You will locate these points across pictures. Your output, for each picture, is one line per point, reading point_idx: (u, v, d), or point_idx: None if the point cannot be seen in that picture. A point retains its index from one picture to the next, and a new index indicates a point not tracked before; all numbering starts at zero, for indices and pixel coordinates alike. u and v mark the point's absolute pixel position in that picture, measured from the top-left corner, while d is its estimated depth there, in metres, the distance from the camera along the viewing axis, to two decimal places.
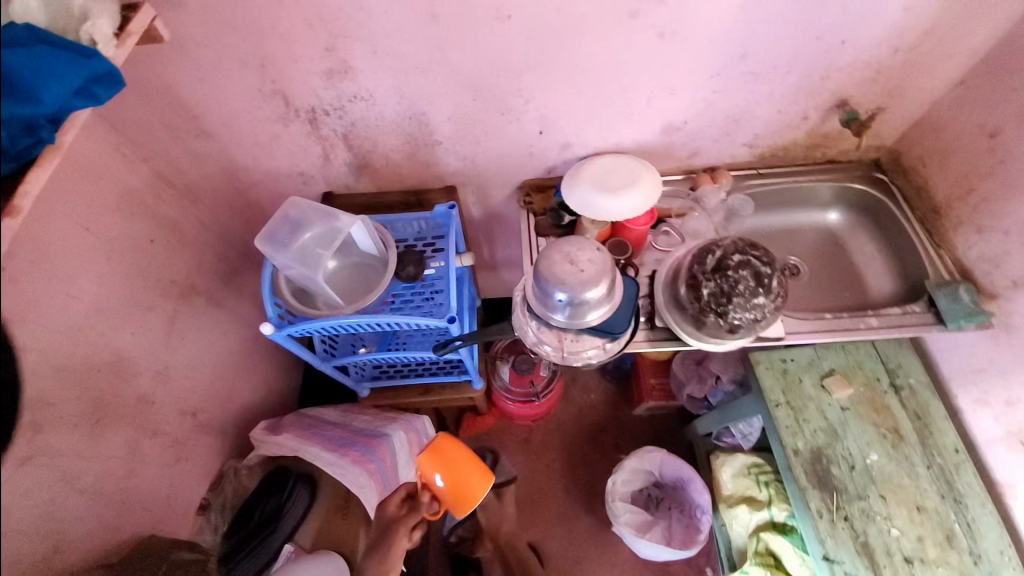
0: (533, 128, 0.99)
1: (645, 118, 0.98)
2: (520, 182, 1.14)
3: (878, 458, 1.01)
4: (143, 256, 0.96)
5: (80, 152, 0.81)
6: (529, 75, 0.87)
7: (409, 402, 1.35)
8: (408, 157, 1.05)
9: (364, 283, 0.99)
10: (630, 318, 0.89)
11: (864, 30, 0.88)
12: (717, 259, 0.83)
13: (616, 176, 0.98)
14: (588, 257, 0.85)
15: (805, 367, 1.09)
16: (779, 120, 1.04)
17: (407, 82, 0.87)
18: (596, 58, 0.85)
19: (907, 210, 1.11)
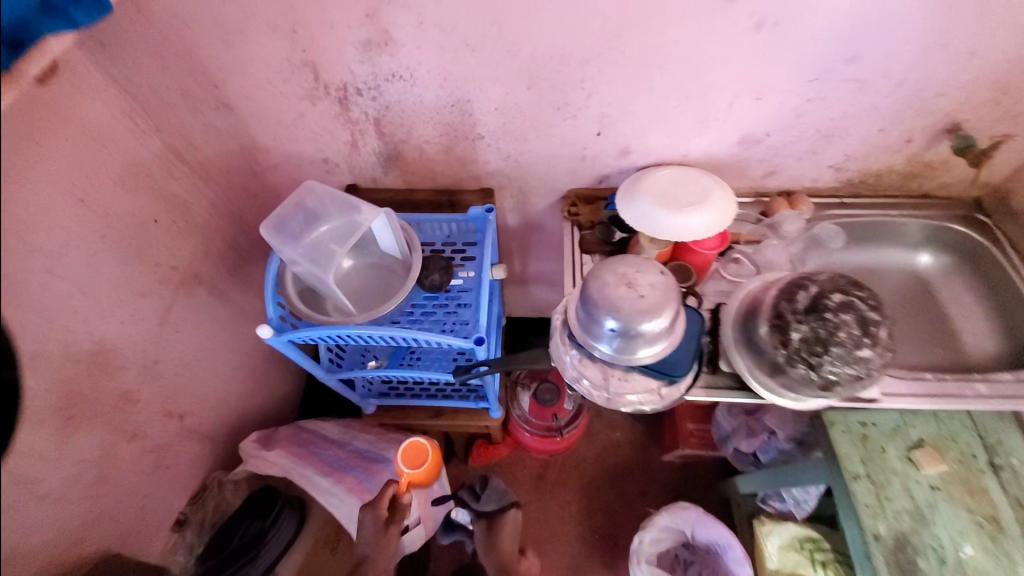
0: (590, 129, 0.86)
1: (721, 126, 0.85)
2: (566, 190, 1.02)
3: (977, 555, 0.83)
4: (143, 236, 0.85)
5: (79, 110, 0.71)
6: (596, 63, 0.75)
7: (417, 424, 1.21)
8: (444, 151, 0.93)
9: (381, 288, 0.86)
10: (693, 360, 0.74)
11: (1002, 40, 0.73)
12: (811, 297, 0.68)
13: (684, 189, 0.83)
14: (649, 281, 0.70)
15: (889, 434, 0.91)
16: (877, 141, 0.89)
17: (454, 62, 0.76)
18: (679, 48, 0.72)
19: (1016, 261, 0.95)
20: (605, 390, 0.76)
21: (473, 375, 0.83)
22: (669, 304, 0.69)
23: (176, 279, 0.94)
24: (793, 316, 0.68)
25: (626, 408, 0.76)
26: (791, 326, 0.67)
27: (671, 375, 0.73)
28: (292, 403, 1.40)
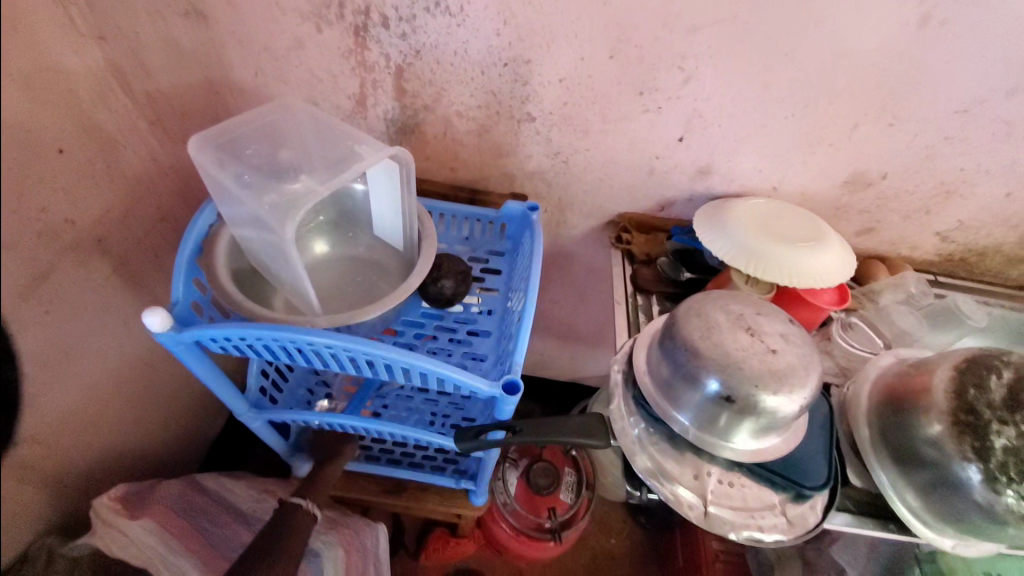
0: (671, 133, 0.68)
1: (831, 155, 0.68)
2: (618, 215, 0.81)
3: None
4: (34, 164, 0.55)
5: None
6: (711, 35, 0.57)
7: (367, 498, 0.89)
8: (476, 131, 0.72)
9: (363, 288, 0.60)
10: (827, 464, 0.52)
11: None
12: (1007, 388, 0.50)
13: (786, 224, 0.65)
14: (777, 331, 0.49)
15: None
16: (999, 210, 0.73)
17: (520, 4, 0.58)
18: (818, 34, 0.56)
19: None
20: (705, 502, 0.50)
21: (482, 444, 0.56)
22: (809, 367, 0.48)
23: (66, 237, 0.60)
24: (993, 412, 0.48)
25: (738, 538, 0.49)
26: (994, 428, 0.47)
27: (801, 486, 0.51)
28: (196, 446, 1.03)
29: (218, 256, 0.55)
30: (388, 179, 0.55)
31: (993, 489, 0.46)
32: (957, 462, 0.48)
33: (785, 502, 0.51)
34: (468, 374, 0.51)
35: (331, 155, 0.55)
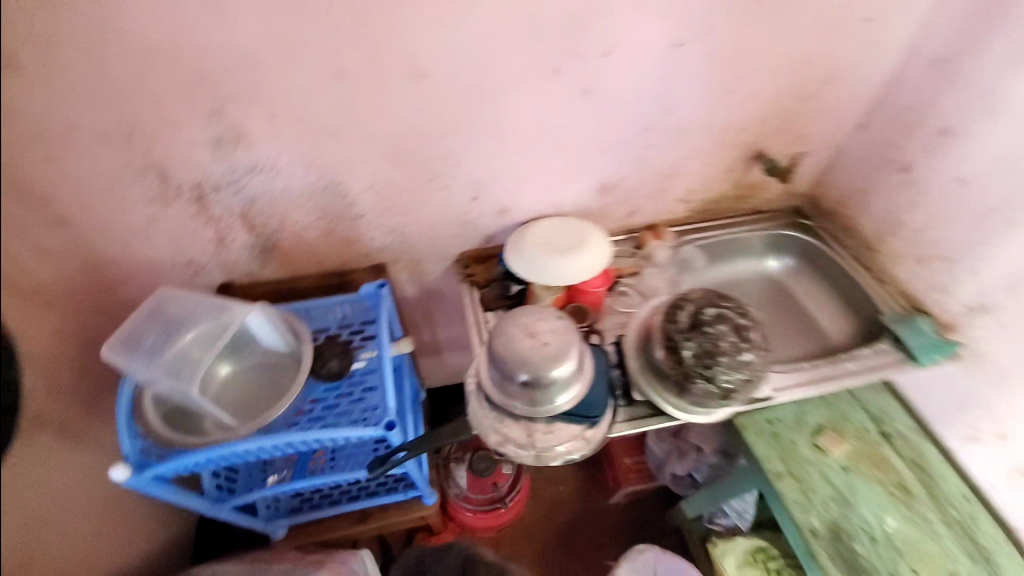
0: (465, 195, 0.93)
1: (579, 176, 0.96)
2: (457, 254, 1.04)
3: (900, 525, 0.85)
4: None
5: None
6: (455, 133, 0.82)
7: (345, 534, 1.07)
8: (323, 233, 0.92)
9: (268, 391, 0.78)
10: (605, 399, 0.77)
11: (769, 82, 0.89)
12: (689, 314, 0.74)
13: (562, 238, 0.91)
14: (549, 328, 0.73)
15: (795, 427, 0.94)
16: (708, 173, 1.03)
17: (314, 150, 0.79)
18: (524, 114, 0.82)
19: (840, 251, 1.10)
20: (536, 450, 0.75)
21: (392, 465, 0.77)
22: (572, 342, 0.73)
23: None
24: (679, 336, 0.72)
25: (560, 463, 0.76)
26: (680, 345, 0.72)
27: (594, 417, 0.75)
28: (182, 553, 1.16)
29: (146, 408, 0.72)
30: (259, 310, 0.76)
31: (688, 383, 0.71)
32: (669, 372, 0.73)
33: (585, 429, 0.75)
34: (360, 427, 0.71)
35: (210, 308, 0.75)
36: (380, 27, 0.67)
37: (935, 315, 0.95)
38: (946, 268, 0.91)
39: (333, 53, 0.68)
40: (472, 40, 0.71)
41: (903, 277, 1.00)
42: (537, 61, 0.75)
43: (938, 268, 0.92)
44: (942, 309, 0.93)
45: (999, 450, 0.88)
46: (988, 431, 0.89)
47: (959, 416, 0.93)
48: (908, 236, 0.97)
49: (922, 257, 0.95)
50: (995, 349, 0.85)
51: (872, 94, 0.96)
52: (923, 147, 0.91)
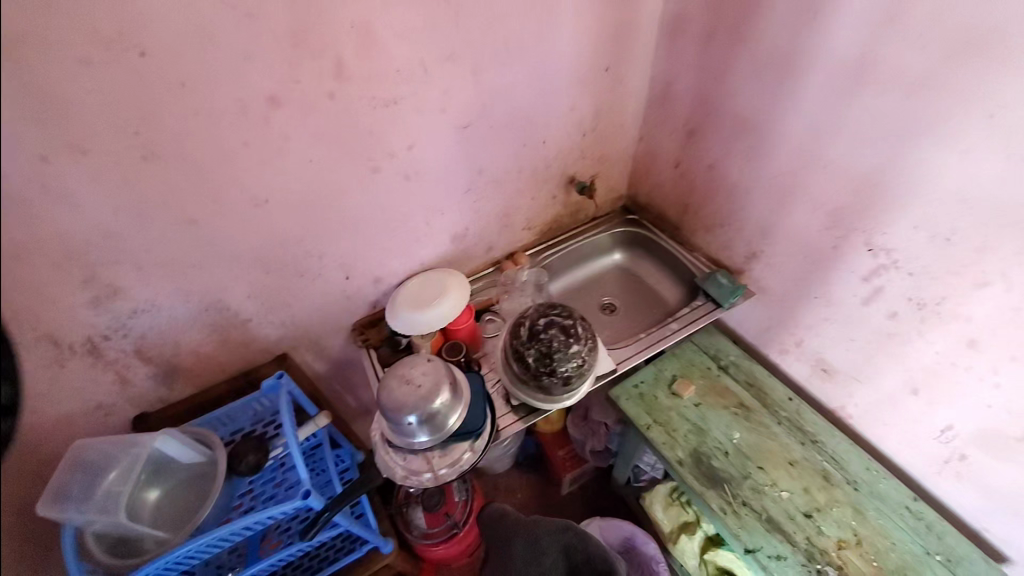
0: (339, 277, 1.08)
1: (431, 235, 1.14)
2: (351, 326, 1.19)
3: (744, 436, 1.07)
4: None
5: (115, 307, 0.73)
6: (309, 234, 0.97)
7: None
8: (219, 343, 1.03)
9: (199, 497, 0.88)
10: (485, 413, 0.96)
11: (554, 128, 1.11)
12: (528, 328, 0.95)
13: (427, 292, 1.09)
14: (422, 371, 0.90)
15: (655, 383, 1.18)
16: (537, 203, 1.24)
17: (188, 281, 0.90)
18: (363, 204, 0.99)
19: (661, 233, 1.35)
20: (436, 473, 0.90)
21: (321, 527, 0.88)
22: (444, 376, 0.91)
23: None
24: (523, 347, 0.94)
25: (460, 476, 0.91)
26: (525, 354, 0.93)
27: (476, 431, 0.93)
28: None
29: (87, 550, 0.79)
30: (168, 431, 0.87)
31: (538, 381, 0.92)
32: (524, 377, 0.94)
33: (472, 442, 0.93)
34: (278, 505, 0.82)
35: (122, 443, 0.84)
36: (213, 177, 0.81)
37: (730, 267, 1.20)
38: (724, 232, 1.17)
39: (179, 207, 0.81)
40: (296, 164, 0.87)
41: (704, 244, 1.25)
42: (357, 164, 0.92)
43: (719, 232, 1.18)
44: (732, 261, 1.19)
45: (801, 355, 1.13)
46: (789, 342, 1.13)
47: (770, 337, 1.17)
48: (695, 212, 1.23)
49: (709, 226, 1.21)
50: (770, 282, 1.11)
51: (638, 113, 1.22)
52: (681, 146, 1.17)
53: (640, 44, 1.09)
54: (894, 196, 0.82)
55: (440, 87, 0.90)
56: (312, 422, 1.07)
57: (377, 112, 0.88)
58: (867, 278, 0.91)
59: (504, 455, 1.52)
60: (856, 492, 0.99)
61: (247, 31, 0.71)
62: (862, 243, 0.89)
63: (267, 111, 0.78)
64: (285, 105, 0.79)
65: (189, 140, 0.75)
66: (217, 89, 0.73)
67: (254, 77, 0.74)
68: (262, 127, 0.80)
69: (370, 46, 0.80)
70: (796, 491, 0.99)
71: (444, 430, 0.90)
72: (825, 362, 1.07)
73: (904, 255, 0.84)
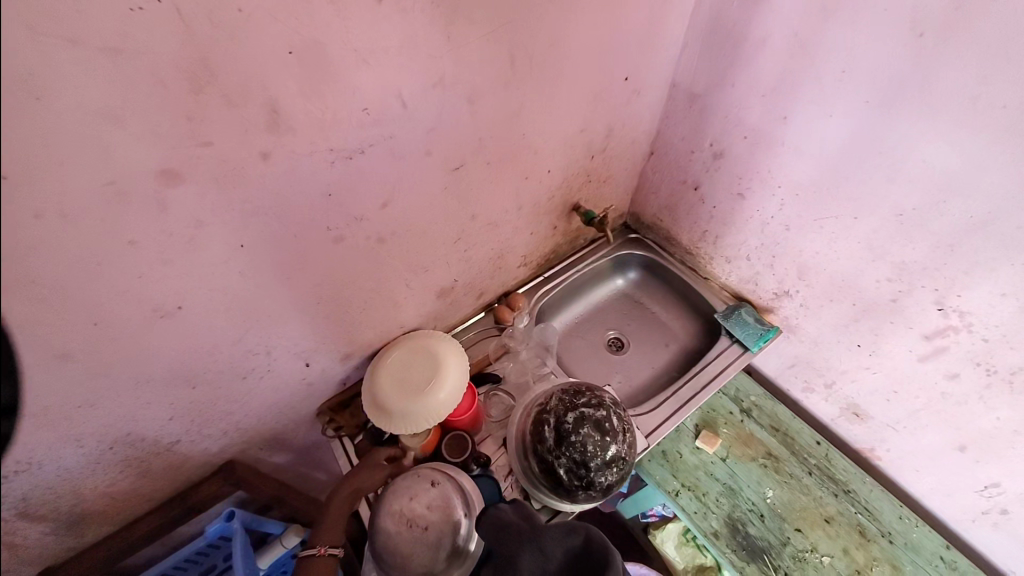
0: (296, 366, 0.82)
1: (412, 296, 0.90)
2: (318, 410, 0.94)
3: (777, 493, 0.99)
4: None
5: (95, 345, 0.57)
6: (252, 331, 0.70)
7: None
8: (139, 474, 0.76)
9: None
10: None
11: (561, 153, 0.88)
12: (553, 429, 0.78)
13: (414, 374, 0.87)
14: (426, 503, 0.72)
15: (677, 437, 1.05)
16: (535, 237, 1.03)
17: (78, 423, 0.62)
18: (324, 283, 0.72)
19: (669, 257, 1.19)
20: None
21: None
22: (455, 501, 0.74)
23: None
24: (550, 454, 0.76)
25: None
26: (553, 463, 0.76)
27: None
28: None
29: None
30: None
31: (571, 496, 0.76)
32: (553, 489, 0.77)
33: None
34: None
35: None
36: (87, 295, 0.51)
37: (753, 301, 1.07)
38: (749, 265, 1.03)
39: (39, 343, 0.52)
40: (222, 254, 0.58)
41: (721, 273, 1.11)
42: (311, 238, 0.65)
43: (743, 265, 1.04)
44: (756, 296, 1.06)
45: (828, 396, 1.04)
46: (817, 382, 1.04)
47: (795, 375, 1.08)
48: (714, 240, 1.07)
49: (730, 257, 1.06)
50: (801, 323, 1.00)
51: (651, 123, 1.01)
52: (703, 167, 0.99)
53: (663, 44, 0.86)
54: (983, 260, 0.69)
55: (424, 125, 0.64)
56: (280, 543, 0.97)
57: (336, 169, 0.60)
58: (928, 336, 0.80)
59: None
60: (892, 545, 0.94)
61: (107, 75, 0.41)
62: (931, 302, 0.77)
63: (160, 194, 0.49)
64: (190, 181, 0.50)
65: (33, 256, 0.45)
66: (68, 174, 0.43)
67: (131, 146, 0.45)
68: (156, 217, 0.50)
69: (319, 79, 0.52)
70: (836, 554, 0.93)
71: (467, 561, 0.71)
72: (857, 407, 1.00)
73: (981, 321, 0.73)
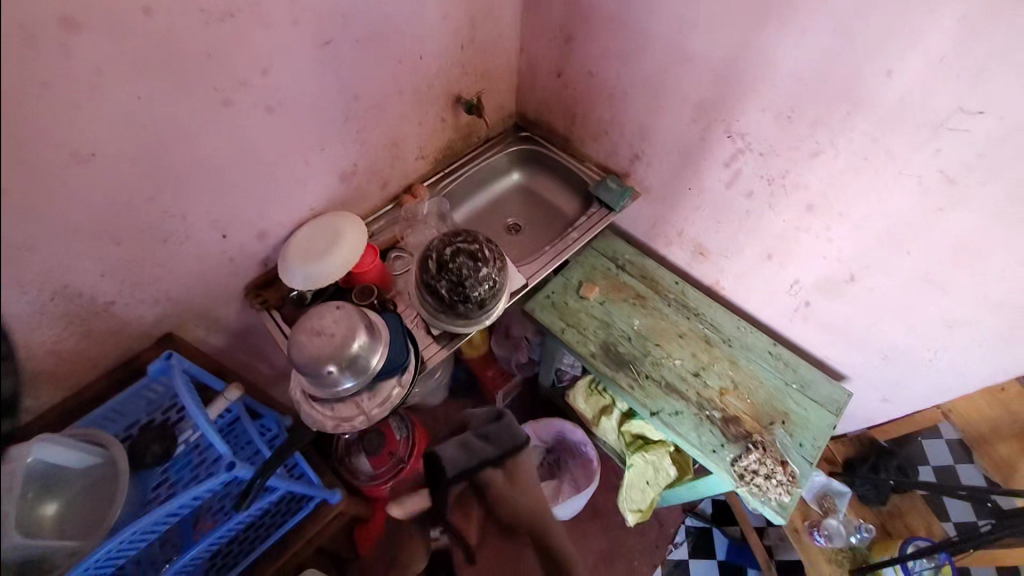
0: (214, 236, 0.95)
1: (315, 176, 1.04)
2: (245, 289, 1.08)
3: (642, 321, 1.21)
4: None
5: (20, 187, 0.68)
6: (166, 191, 0.83)
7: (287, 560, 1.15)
8: (84, 336, 0.88)
9: (105, 501, 0.79)
10: (406, 348, 0.96)
11: (429, 42, 1.05)
12: (436, 261, 0.95)
13: (319, 241, 1.02)
14: (332, 319, 0.85)
15: (563, 291, 1.25)
16: (425, 128, 1.19)
17: (18, 266, 0.73)
18: (224, 148, 0.86)
19: (553, 146, 1.38)
20: (365, 414, 0.90)
21: (252, 495, 0.84)
22: (358, 319, 0.88)
23: None
24: (432, 280, 0.94)
25: (395, 408, 0.92)
26: (437, 286, 0.94)
27: (401, 366, 0.93)
28: None
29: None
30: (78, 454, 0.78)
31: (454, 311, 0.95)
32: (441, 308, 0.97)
33: (399, 377, 0.94)
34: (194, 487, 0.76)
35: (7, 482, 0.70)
36: (8, 131, 0.63)
37: (618, 172, 1.28)
38: (608, 138, 1.23)
39: None
40: (124, 105, 0.71)
41: (592, 152, 1.31)
42: (201, 96, 0.78)
43: (604, 138, 1.24)
44: (618, 166, 1.27)
45: (681, 243, 1.27)
46: (672, 233, 1.26)
47: (656, 231, 1.30)
48: (581, 121, 1.27)
49: (595, 134, 1.26)
50: (650, 179, 1.21)
51: (514, 20, 1.19)
52: (560, 54, 1.18)
53: None
54: (747, 84, 0.90)
55: None
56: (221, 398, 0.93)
57: (212, 31, 0.74)
58: (728, 163, 1.02)
59: (437, 387, 1.55)
60: (731, 348, 1.18)
61: None
62: (724, 131, 0.99)
63: (62, 38, 0.62)
64: (86, 28, 0.63)
65: None
66: None
67: None
68: (60, 59, 0.63)
69: None
70: (686, 357, 1.16)
71: (371, 361, 0.89)
72: (701, 246, 1.22)
73: (756, 138, 0.95)
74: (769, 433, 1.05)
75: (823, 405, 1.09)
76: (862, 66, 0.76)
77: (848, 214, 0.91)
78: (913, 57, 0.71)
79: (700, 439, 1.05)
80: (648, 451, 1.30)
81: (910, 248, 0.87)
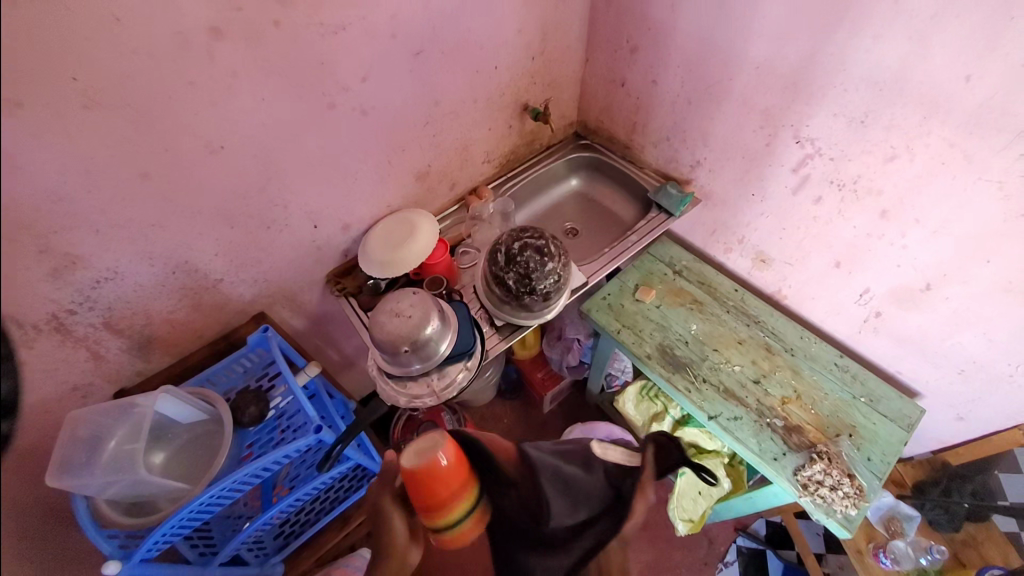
0: (306, 226, 1.05)
1: (395, 175, 1.13)
2: (327, 276, 1.18)
3: (700, 326, 1.21)
4: None
5: (161, 172, 0.79)
6: (273, 182, 0.93)
7: (344, 535, 1.22)
8: (193, 309, 0.99)
9: (209, 455, 0.89)
10: (473, 334, 1.01)
11: (504, 53, 1.13)
12: (505, 254, 1.03)
13: (396, 234, 1.11)
14: (410, 303, 0.92)
15: (620, 294, 1.27)
16: (494, 133, 1.27)
17: (150, 243, 0.84)
18: (323, 145, 0.96)
19: (613, 154, 1.43)
20: (435, 394, 0.96)
21: (332, 458, 0.92)
22: (433, 304, 0.94)
23: None
24: (501, 271, 1.02)
25: (461, 390, 0.98)
26: (504, 277, 1.01)
27: (469, 351, 0.99)
28: None
29: (106, 515, 0.79)
30: (194, 412, 0.89)
31: (520, 300, 1.02)
32: (508, 297, 1.03)
33: (466, 362, 0.99)
34: (287, 443, 0.84)
35: (133, 427, 0.82)
36: (160, 124, 0.75)
37: (677, 178, 1.30)
38: (671, 145, 1.26)
39: (127, 161, 0.74)
40: (248, 105, 0.82)
41: (652, 159, 1.34)
42: (309, 99, 0.88)
43: (666, 146, 1.28)
44: (679, 173, 1.29)
45: (741, 251, 1.27)
46: (732, 240, 1.27)
47: (716, 238, 1.30)
48: (643, 129, 1.30)
49: (656, 141, 1.29)
50: (712, 186, 1.23)
51: (581, 33, 1.26)
52: (625, 64, 1.23)
53: None
54: (817, 90, 0.92)
55: (388, 12, 0.88)
56: (304, 371, 1.03)
57: (325, 42, 0.84)
58: (796, 169, 1.03)
59: (489, 385, 1.59)
60: (793, 356, 1.16)
61: None
62: (791, 137, 1.00)
63: (210, 46, 0.73)
64: (228, 38, 0.74)
65: (126, 83, 0.69)
66: (154, 26, 0.67)
67: (190, 5, 0.69)
68: (206, 64, 0.74)
69: None
70: (746, 363, 1.15)
71: (443, 343, 0.95)
72: (762, 254, 1.22)
73: (826, 144, 0.95)
74: (835, 444, 1.03)
75: (895, 420, 1.05)
76: (940, 71, 0.77)
77: (925, 221, 0.89)
78: (995, 61, 0.71)
79: (760, 446, 1.04)
80: (702, 459, 1.28)
81: (991, 256, 0.84)
